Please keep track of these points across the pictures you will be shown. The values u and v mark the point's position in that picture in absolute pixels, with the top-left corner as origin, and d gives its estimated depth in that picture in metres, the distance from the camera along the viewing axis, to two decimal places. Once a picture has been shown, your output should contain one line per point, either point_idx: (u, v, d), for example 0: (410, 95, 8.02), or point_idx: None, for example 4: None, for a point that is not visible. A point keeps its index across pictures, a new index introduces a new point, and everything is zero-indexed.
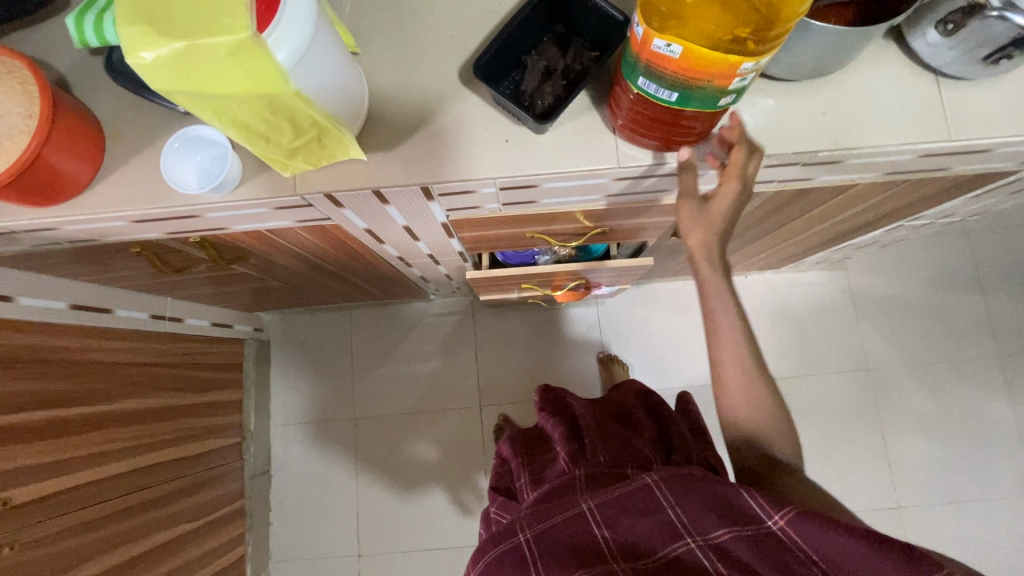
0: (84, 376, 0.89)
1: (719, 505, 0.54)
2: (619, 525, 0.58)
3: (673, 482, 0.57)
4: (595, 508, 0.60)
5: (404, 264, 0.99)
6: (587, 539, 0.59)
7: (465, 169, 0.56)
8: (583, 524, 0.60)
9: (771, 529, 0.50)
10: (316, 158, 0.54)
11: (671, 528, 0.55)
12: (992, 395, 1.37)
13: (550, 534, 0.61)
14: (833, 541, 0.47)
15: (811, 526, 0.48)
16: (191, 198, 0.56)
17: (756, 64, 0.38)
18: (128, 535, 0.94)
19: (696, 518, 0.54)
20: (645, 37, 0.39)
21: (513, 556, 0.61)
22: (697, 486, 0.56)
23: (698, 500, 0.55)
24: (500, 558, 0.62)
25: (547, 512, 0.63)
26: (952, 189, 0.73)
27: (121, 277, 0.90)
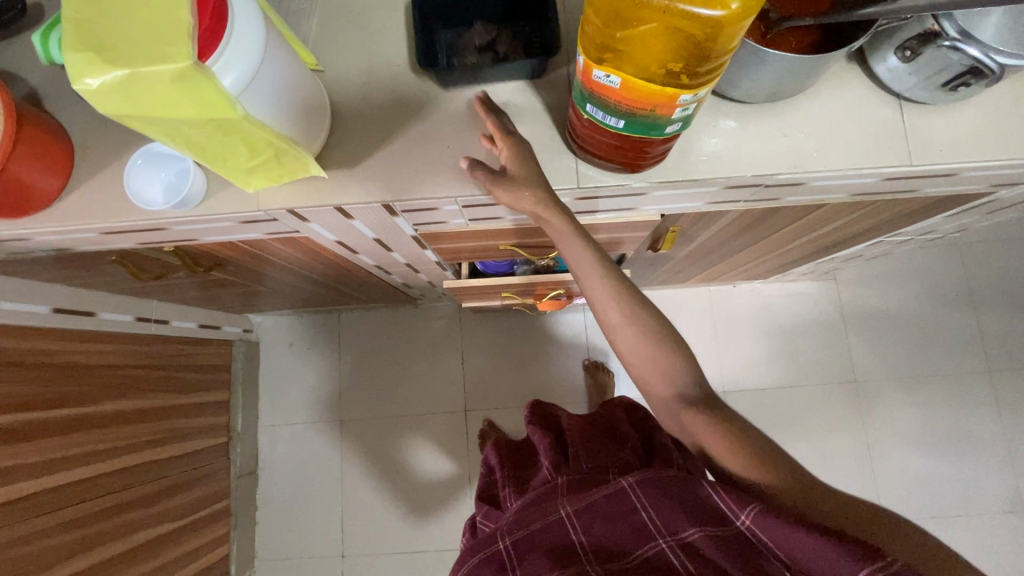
0: (67, 378, 0.90)
1: (690, 503, 0.54)
2: (595, 530, 0.59)
3: (646, 484, 0.58)
4: (574, 514, 0.61)
5: (384, 272, 1.00)
6: (564, 543, 0.59)
7: (425, 188, 0.57)
8: (561, 530, 0.60)
9: (738, 528, 0.51)
10: (277, 176, 0.54)
11: (645, 530, 0.56)
12: (981, 409, 1.36)
13: (529, 539, 0.62)
14: (794, 540, 0.46)
15: (771, 523, 0.47)
16: (156, 213, 0.57)
17: (695, 96, 0.39)
18: (110, 534, 0.95)
19: (668, 517, 0.55)
20: (585, 68, 0.40)
21: (494, 561, 0.63)
22: (670, 488, 0.56)
23: (670, 501, 0.56)
24: (481, 565, 0.64)
25: (528, 518, 0.65)
26: (925, 209, 0.73)
27: (105, 282, 0.91)
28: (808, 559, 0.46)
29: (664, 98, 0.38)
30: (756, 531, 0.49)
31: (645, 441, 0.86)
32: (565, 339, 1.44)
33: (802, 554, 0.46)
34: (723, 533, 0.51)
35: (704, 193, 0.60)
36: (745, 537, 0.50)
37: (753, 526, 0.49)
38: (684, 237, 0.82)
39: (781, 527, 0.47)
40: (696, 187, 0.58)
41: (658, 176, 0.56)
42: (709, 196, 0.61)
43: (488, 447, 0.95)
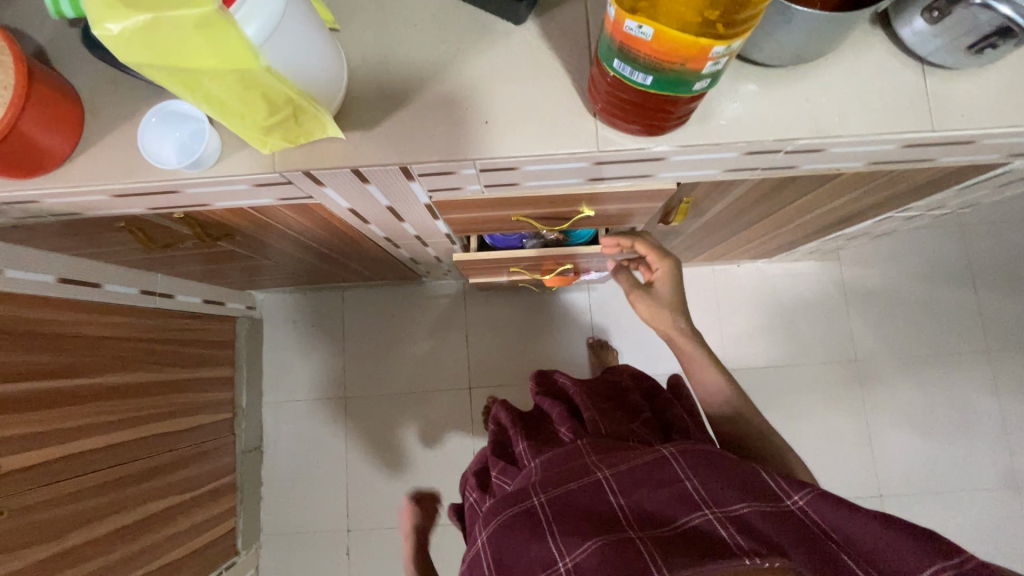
0: (73, 349, 0.89)
1: (738, 481, 0.57)
2: (635, 495, 0.58)
3: (692, 458, 0.60)
4: (612, 479, 0.61)
5: (392, 245, 0.99)
6: (603, 507, 0.59)
7: (444, 150, 0.56)
8: (598, 493, 0.60)
9: (790, 507, 0.54)
10: (294, 135, 0.54)
11: (690, 500, 0.56)
12: (978, 388, 1.38)
13: (565, 500, 0.60)
14: (848, 517, 0.50)
15: (828, 504, 0.52)
16: (170, 173, 0.56)
17: (728, 48, 0.38)
18: (116, 506, 0.95)
19: (716, 491, 0.56)
20: (618, 19, 0.40)
21: (528, 518, 0.59)
22: (719, 464, 0.59)
23: (719, 476, 0.57)
24: (509, 521, 0.60)
25: (561, 478, 0.63)
26: (939, 180, 0.73)
27: (110, 252, 0.90)
28: (861, 540, 0.49)
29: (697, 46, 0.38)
30: (809, 511, 0.53)
31: (657, 413, 0.88)
32: (569, 318, 1.45)
33: (859, 532, 0.50)
34: (773, 511, 0.53)
35: (723, 158, 0.59)
36: (797, 518, 0.53)
37: (807, 507, 0.53)
38: (696, 209, 0.82)
39: (837, 506, 0.51)
40: (716, 152, 0.57)
41: (679, 140, 0.55)
42: (727, 163, 0.61)
43: (502, 409, 0.94)
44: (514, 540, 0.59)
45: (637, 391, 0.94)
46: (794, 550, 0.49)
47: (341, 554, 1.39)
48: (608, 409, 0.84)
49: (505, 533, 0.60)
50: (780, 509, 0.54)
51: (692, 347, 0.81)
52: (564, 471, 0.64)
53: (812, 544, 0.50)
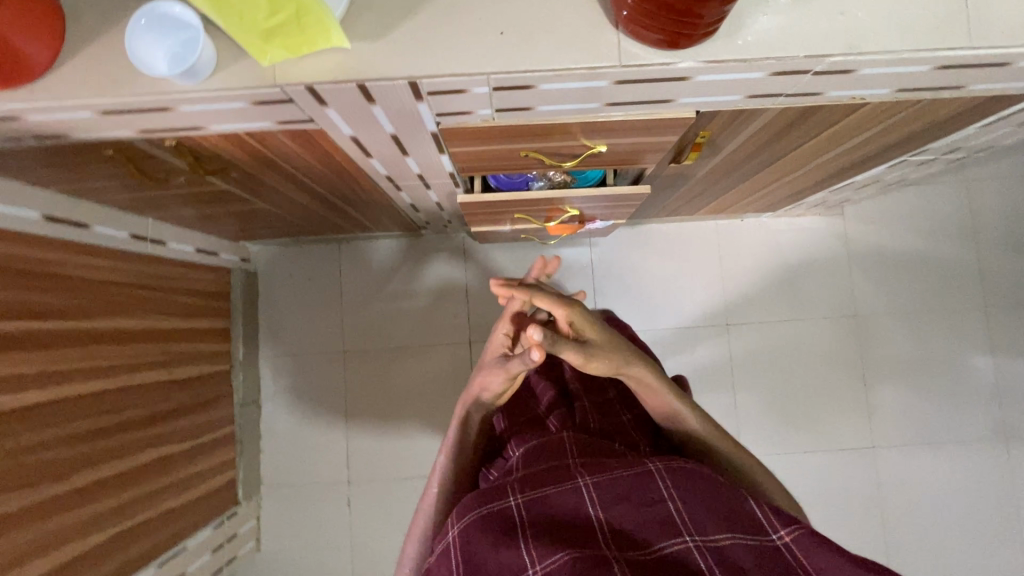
0: (64, 291, 0.86)
1: (724, 508, 0.55)
2: (615, 508, 0.56)
3: (681, 477, 0.57)
4: (592, 486, 0.58)
5: (393, 187, 0.96)
6: (580, 516, 0.56)
7: (455, 64, 0.53)
8: (578, 500, 0.57)
9: (774, 542, 0.53)
10: (296, 46, 0.50)
11: (670, 525, 0.55)
12: (973, 343, 1.39)
13: (543, 504, 0.57)
14: (835, 564, 0.51)
15: (813, 545, 0.52)
16: (162, 86, 0.52)
17: None
18: (117, 450, 0.95)
19: (698, 517, 0.55)
20: None
21: (503, 520, 0.56)
22: (707, 487, 0.56)
23: (706, 502, 0.55)
24: (481, 518, 0.56)
25: (539, 478, 0.60)
26: (962, 114, 0.71)
27: (98, 188, 0.86)
28: None
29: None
30: (794, 548, 0.52)
31: None
32: (570, 274, 1.42)
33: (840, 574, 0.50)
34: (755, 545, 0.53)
35: (747, 80, 0.57)
36: (780, 554, 0.52)
37: (792, 544, 0.53)
38: (710, 147, 0.79)
39: (822, 547, 0.52)
40: (742, 71, 0.54)
41: (706, 54, 0.52)
42: (751, 86, 0.58)
43: None
44: (484, 541, 0.54)
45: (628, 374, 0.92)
46: None
47: (342, 505, 1.41)
48: (597, 400, 0.82)
49: (474, 531, 0.55)
50: (764, 544, 0.53)
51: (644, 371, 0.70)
52: (542, 470, 0.61)
53: None
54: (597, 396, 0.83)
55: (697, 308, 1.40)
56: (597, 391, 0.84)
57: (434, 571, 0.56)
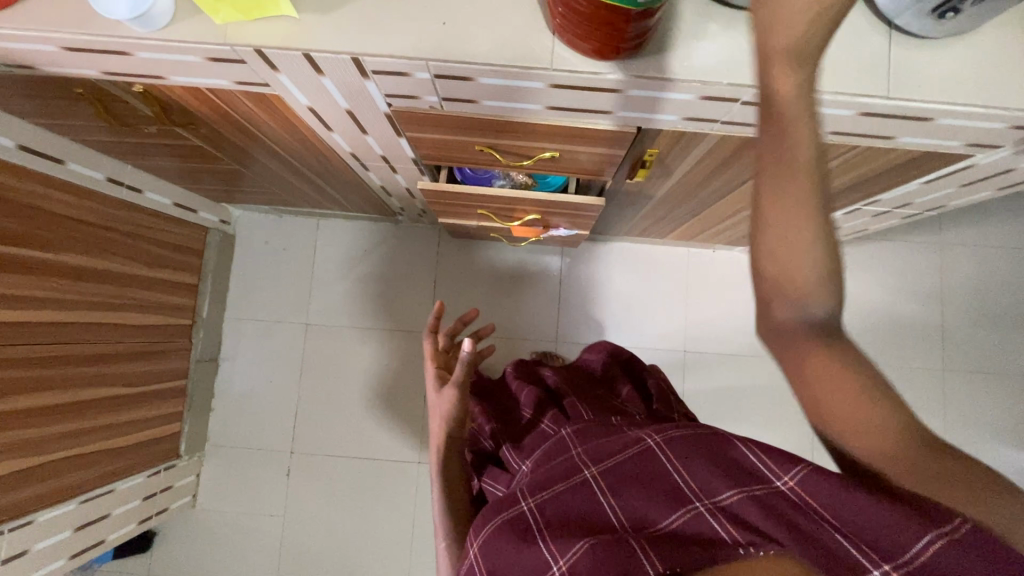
0: (28, 219, 0.89)
1: (722, 465, 0.56)
2: (623, 495, 0.58)
3: (677, 447, 0.60)
4: (600, 476, 0.61)
5: (361, 166, 0.98)
6: (592, 507, 0.59)
7: (397, 45, 0.55)
8: (590, 494, 0.60)
9: (781, 489, 0.51)
10: (247, 7, 0.54)
11: (679, 494, 0.56)
12: (927, 405, 1.39)
13: (555, 505, 0.60)
14: (846, 498, 0.45)
15: (815, 481, 0.49)
16: (120, 30, 0.55)
17: None
18: (56, 382, 0.97)
19: (702, 482, 0.55)
20: None
21: (517, 523, 0.59)
22: (702, 451, 0.58)
23: (706, 463, 0.56)
24: (498, 527, 0.60)
25: (548, 480, 0.64)
26: (901, 167, 0.73)
27: (74, 126, 0.89)
28: (862, 522, 0.44)
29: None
30: (800, 490, 0.49)
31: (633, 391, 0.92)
32: (539, 279, 1.44)
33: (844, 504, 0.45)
34: (762, 494, 0.51)
35: (678, 102, 0.59)
36: (787, 499, 0.50)
37: (797, 486, 0.50)
38: (661, 167, 0.81)
39: (826, 478, 0.47)
40: (671, 92, 0.57)
41: (632, 70, 0.54)
42: (682, 109, 0.60)
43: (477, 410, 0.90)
44: (503, 546, 0.58)
45: (614, 370, 0.97)
46: (789, 536, 0.47)
47: (281, 474, 1.42)
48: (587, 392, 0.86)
49: (494, 541, 0.59)
50: (770, 491, 0.51)
51: (788, 214, 0.36)
52: (550, 474, 0.65)
53: (804, 530, 0.47)
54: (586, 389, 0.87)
55: (658, 331, 1.42)
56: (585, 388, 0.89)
57: None
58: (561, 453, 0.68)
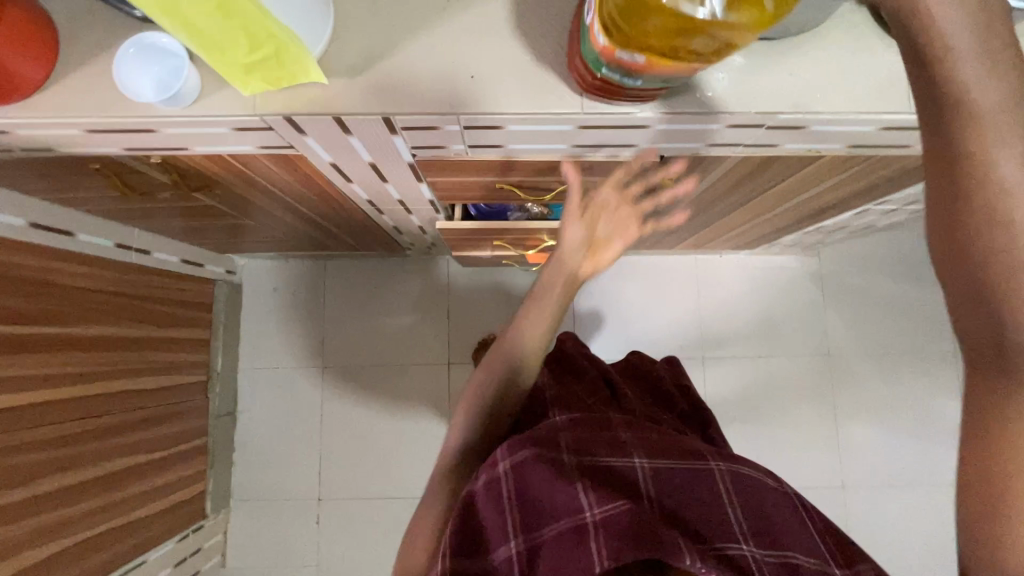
0: (43, 296, 0.88)
1: (775, 524, 0.59)
2: (673, 497, 0.59)
3: (739, 488, 0.61)
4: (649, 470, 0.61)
5: (376, 210, 0.98)
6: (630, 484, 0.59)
7: (428, 102, 0.56)
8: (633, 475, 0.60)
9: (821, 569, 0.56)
10: (276, 78, 0.53)
11: (728, 527, 0.57)
12: (943, 388, 1.41)
13: (596, 469, 0.60)
14: None
15: None
16: (148, 110, 0.55)
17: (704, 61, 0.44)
18: (78, 460, 0.94)
19: (754, 529, 0.58)
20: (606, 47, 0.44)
21: (558, 465, 0.58)
22: (762, 503, 0.60)
23: (761, 517, 0.59)
24: (534, 455, 0.58)
25: (595, 444, 0.62)
26: (916, 170, 0.74)
27: (84, 198, 0.88)
28: None
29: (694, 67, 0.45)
30: None
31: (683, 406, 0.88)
32: None
33: None
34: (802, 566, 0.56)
35: (705, 131, 0.60)
36: None
37: None
38: (680, 188, 0.82)
39: None
40: (699, 123, 0.58)
41: (662, 106, 0.55)
42: (708, 136, 0.61)
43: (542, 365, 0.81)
44: (540, 476, 0.56)
45: (666, 376, 0.93)
46: None
47: (310, 522, 1.39)
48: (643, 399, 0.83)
49: (528, 464, 0.57)
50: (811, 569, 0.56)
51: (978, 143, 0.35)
52: (599, 439, 0.63)
53: None
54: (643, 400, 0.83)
55: (674, 340, 1.43)
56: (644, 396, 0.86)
57: (481, 495, 0.57)
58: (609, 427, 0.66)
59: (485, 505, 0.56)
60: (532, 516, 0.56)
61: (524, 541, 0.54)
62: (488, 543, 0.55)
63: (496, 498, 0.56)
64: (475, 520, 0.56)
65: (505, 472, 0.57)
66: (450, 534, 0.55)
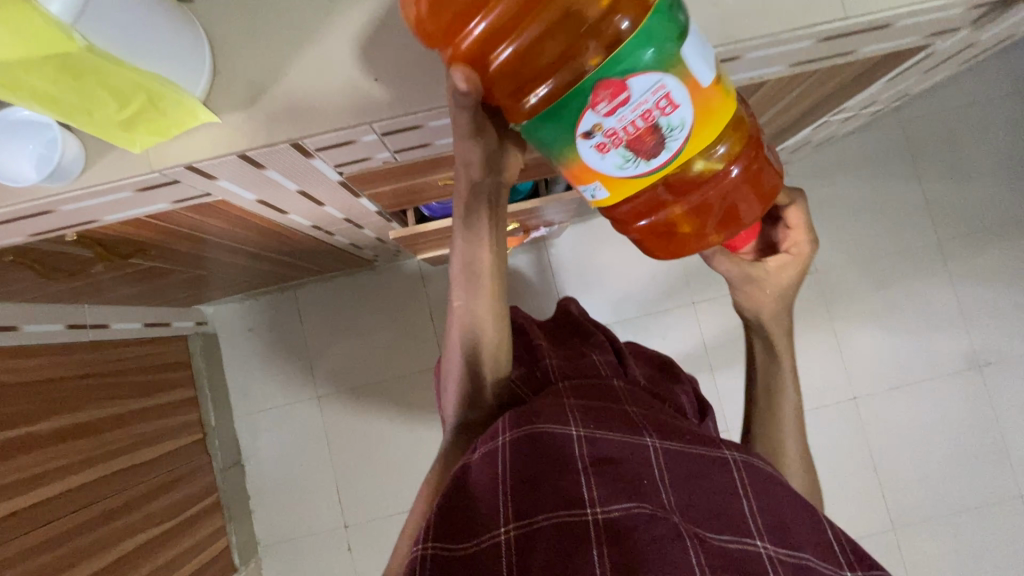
0: (7, 399, 0.84)
1: (801, 526, 0.54)
2: (682, 487, 0.55)
3: (760, 481, 0.56)
4: (660, 451, 0.56)
5: (325, 233, 0.94)
6: (641, 468, 0.55)
7: (335, 118, 0.51)
8: (646, 460, 0.55)
9: None
10: (163, 127, 0.48)
11: (742, 522, 0.53)
12: (934, 280, 1.41)
13: (604, 445, 0.56)
14: None
15: None
16: (35, 192, 0.50)
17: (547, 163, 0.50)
18: (91, 549, 0.92)
19: (773, 525, 0.53)
20: (625, 178, 0.44)
21: (565, 450, 0.54)
22: (786, 497, 0.55)
23: (782, 512, 0.54)
24: (542, 435, 0.55)
25: (605, 421, 0.58)
26: (866, 71, 0.71)
27: (18, 290, 0.83)
28: None
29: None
30: None
31: (686, 386, 0.86)
32: (533, 279, 1.41)
33: None
34: (814, 568, 0.51)
35: None
36: None
37: None
38: None
39: None
40: None
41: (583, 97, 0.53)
42: None
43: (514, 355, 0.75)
44: (544, 463, 0.53)
45: (675, 365, 0.90)
46: None
47: (344, 550, 1.39)
48: (651, 379, 0.81)
49: (531, 444, 0.54)
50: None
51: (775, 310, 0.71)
52: (610, 418, 0.59)
53: None
54: (650, 379, 0.82)
55: (662, 292, 1.41)
56: (652, 374, 0.84)
57: (476, 471, 0.54)
58: (616, 405, 0.63)
59: (480, 480, 0.54)
60: (528, 500, 0.52)
61: (517, 527, 0.50)
62: (477, 525, 0.51)
63: (492, 476, 0.53)
64: (465, 497, 0.53)
65: (502, 447, 0.54)
66: (434, 515, 0.51)
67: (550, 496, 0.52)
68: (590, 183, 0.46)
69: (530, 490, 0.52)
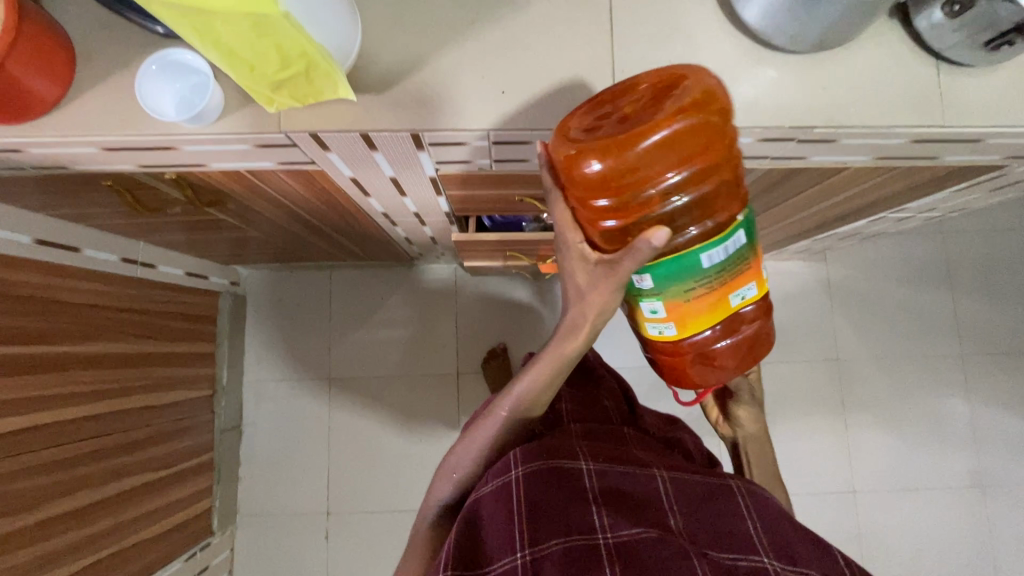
0: (49, 315, 0.85)
1: (806, 544, 0.55)
2: (688, 514, 0.57)
3: (756, 502, 0.58)
4: (667, 480, 0.60)
5: (388, 221, 0.97)
6: (647, 497, 0.58)
7: (456, 119, 0.54)
8: (652, 488, 0.59)
9: None
10: (303, 94, 0.51)
11: (749, 544, 0.54)
12: (952, 391, 1.42)
13: (613, 475, 0.59)
14: None
15: None
16: (170, 128, 0.53)
17: (712, 282, 0.51)
18: (88, 479, 0.92)
19: (777, 545, 0.54)
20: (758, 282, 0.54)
21: (575, 481, 0.57)
22: (786, 522, 0.57)
23: (783, 531, 0.56)
24: (554, 469, 0.58)
25: (613, 457, 0.62)
26: (941, 177, 0.74)
27: (93, 214, 0.86)
28: None
29: (673, 311, 0.52)
30: None
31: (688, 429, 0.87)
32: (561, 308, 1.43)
33: None
34: None
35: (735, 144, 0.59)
36: None
37: None
38: None
39: None
40: None
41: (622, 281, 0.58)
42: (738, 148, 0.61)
43: None
44: (556, 496, 0.56)
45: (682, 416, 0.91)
46: None
47: (320, 537, 1.37)
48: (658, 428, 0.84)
49: (542, 479, 0.57)
50: None
51: None
52: (617, 454, 0.63)
53: None
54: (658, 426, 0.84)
55: None
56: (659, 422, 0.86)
57: (492, 504, 0.56)
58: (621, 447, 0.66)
59: (495, 522, 0.55)
60: (541, 526, 0.53)
61: (530, 553, 0.52)
62: (492, 554, 0.53)
63: (505, 511, 0.55)
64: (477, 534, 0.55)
65: (517, 480, 0.56)
66: (450, 547, 0.54)
67: (559, 522, 0.54)
68: (750, 285, 0.53)
69: (541, 519, 0.54)
